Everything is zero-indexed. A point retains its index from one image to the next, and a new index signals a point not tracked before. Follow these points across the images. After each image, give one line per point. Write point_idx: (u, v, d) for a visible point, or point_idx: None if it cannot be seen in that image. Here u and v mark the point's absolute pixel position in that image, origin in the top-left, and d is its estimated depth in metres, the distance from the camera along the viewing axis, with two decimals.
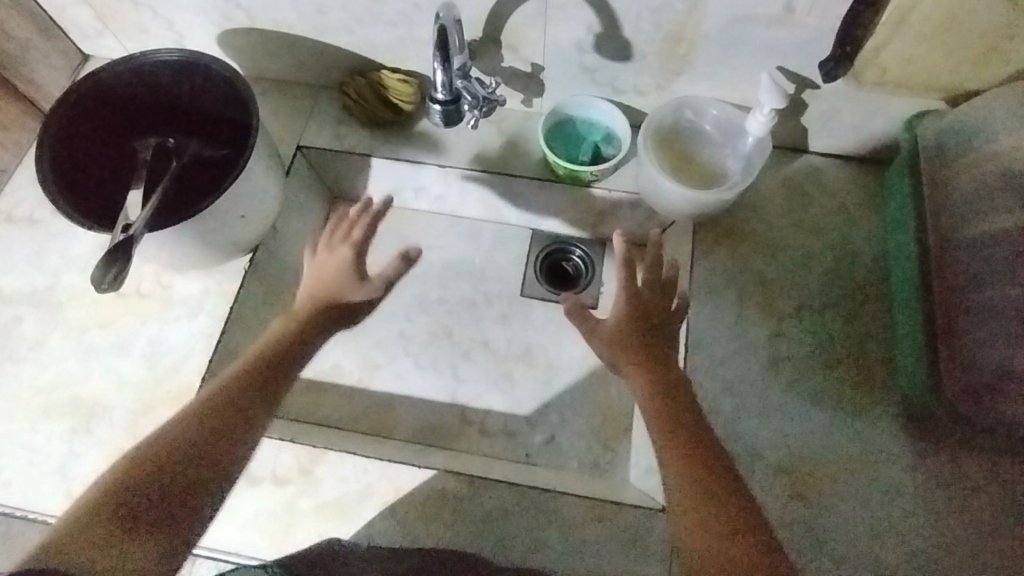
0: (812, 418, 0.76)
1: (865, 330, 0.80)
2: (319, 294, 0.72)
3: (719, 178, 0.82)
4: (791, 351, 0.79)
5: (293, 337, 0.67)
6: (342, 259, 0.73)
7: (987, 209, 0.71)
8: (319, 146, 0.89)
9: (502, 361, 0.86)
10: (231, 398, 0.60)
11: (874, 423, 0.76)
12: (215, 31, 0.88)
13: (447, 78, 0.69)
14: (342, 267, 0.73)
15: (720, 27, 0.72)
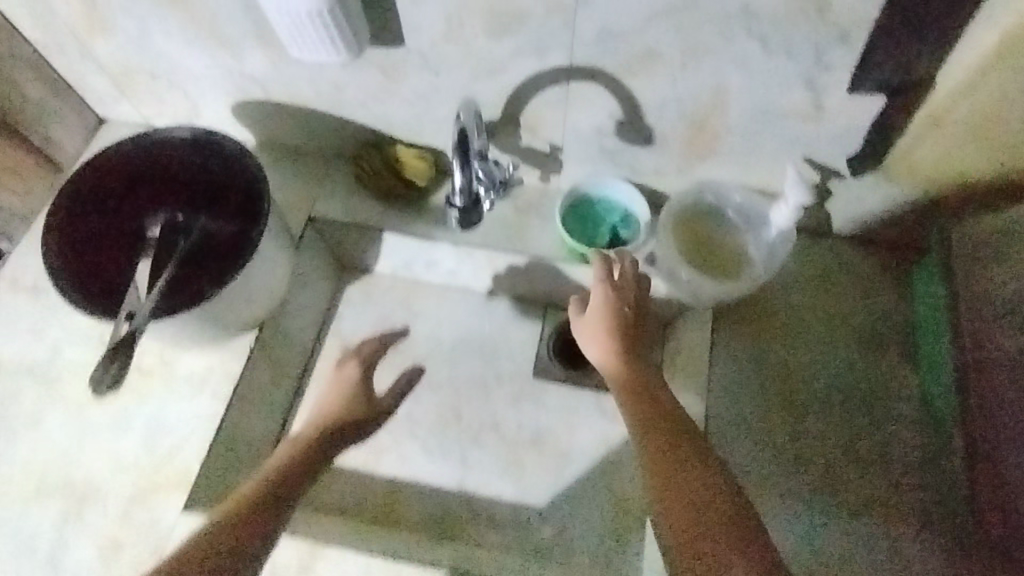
0: (836, 525, 0.72)
1: (890, 430, 0.76)
2: (333, 412, 0.66)
3: (742, 264, 0.79)
4: (813, 450, 0.76)
5: (316, 446, 0.62)
6: (353, 378, 0.69)
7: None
8: (331, 217, 0.87)
9: (512, 447, 0.82)
10: (256, 506, 0.54)
11: (902, 534, 0.71)
12: (228, 100, 0.87)
13: (465, 180, 0.68)
14: (353, 384, 0.69)
15: (744, 117, 0.70)
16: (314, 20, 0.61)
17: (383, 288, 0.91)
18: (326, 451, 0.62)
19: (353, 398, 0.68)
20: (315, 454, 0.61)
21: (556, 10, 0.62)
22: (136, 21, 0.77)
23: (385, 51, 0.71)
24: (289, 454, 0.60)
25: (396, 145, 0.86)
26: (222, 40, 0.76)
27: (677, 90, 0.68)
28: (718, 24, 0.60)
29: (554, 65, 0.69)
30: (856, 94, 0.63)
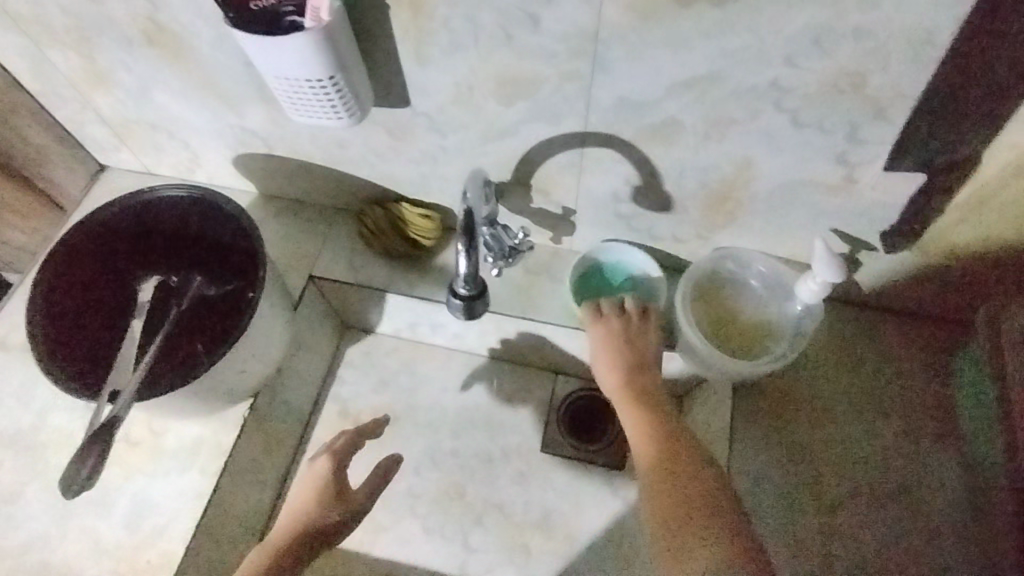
0: None
1: (933, 527, 0.68)
2: (299, 520, 0.60)
3: (766, 339, 0.73)
4: (845, 547, 0.69)
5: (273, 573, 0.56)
6: (325, 473, 0.63)
7: None
8: (333, 277, 0.83)
9: (517, 529, 0.78)
10: None
11: None
12: (229, 154, 0.84)
13: (470, 269, 0.65)
14: (325, 481, 0.63)
15: (769, 188, 0.66)
16: (315, 87, 0.58)
17: (386, 349, 0.88)
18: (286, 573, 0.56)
19: (317, 506, 0.61)
20: None
21: (571, 77, 0.59)
22: (135, 76, 0.75)
23: (391, 113, 0.68)
24: None
25: (402, 202, 0.81)
26: (223, 96, 0.73)
27: (698, 160, 0.64)
28: (745, 96, 0.56)
29: (567, 130, 0.65)
30: (892, 170, 0.59)
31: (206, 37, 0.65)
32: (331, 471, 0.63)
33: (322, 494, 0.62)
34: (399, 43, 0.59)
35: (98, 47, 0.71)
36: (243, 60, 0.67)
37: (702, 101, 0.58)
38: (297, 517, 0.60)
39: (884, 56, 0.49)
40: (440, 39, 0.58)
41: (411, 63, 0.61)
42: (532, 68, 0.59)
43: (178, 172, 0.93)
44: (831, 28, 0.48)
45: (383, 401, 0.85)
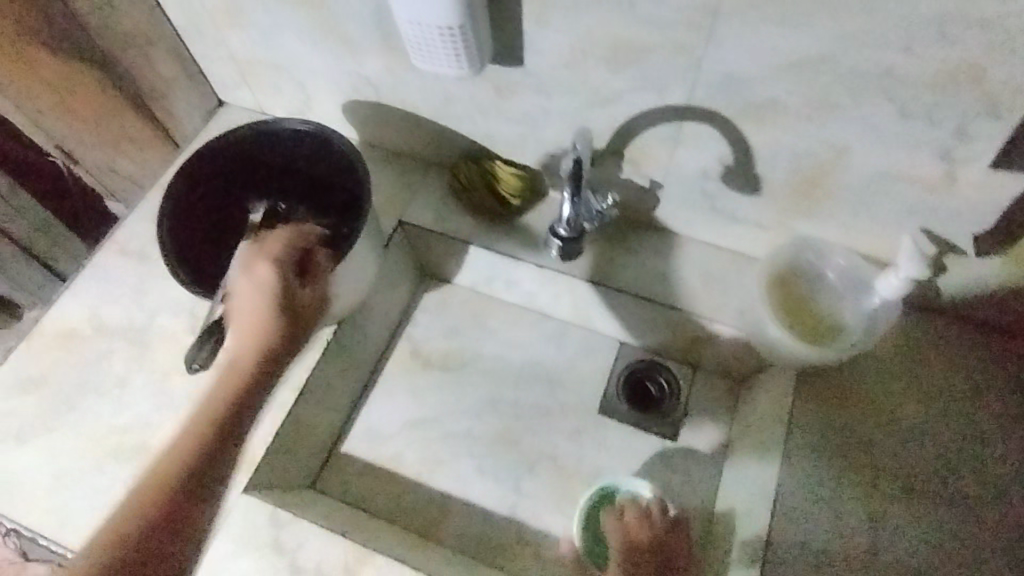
0: None
1: (989, 542, 0.66)
2: (254, 328, 0.62)
3: (838, 332, 0.74)
4: (891, 540, 0.67)
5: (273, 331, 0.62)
6: (270, 279, 0.65)
7: None
8: (422, 224, 0.88)
9: (567, 482, 0.81)
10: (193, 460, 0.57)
11: None
12: (341, 99, 0.90)
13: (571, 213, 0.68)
14: (273, 287, 0.64)
15: (862, 179, 0.66)
16: (445, 36, 0.63)
17: (461, 300, 0.93)
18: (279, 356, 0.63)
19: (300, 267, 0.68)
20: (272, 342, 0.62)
21: (683, 49, 0.61)
22: (270, 16, 0.81)
23: (502, 70, 0.72)
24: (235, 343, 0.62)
25: (496, 160, 0.85)
26: (346, 41, 0.79)
27: (794, 144, 0.66)
28: (854, 82, 0.57)
29: (670, 102, 0.68)
30: (996, 170, 0.59)
31: None
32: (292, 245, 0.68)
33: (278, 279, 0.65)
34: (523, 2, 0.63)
35: None
36: (373, 8, 0.72)
37: (809, 83, 0.60)
38: (263, 329, 0.62)
39: (1006, 50, 0.50)
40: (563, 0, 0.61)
41: (531, 22, 0.65)
42: (645, 36, 0.62)
43: (290, 113, 0.99)
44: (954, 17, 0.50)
45: (453, 347, 0.90)
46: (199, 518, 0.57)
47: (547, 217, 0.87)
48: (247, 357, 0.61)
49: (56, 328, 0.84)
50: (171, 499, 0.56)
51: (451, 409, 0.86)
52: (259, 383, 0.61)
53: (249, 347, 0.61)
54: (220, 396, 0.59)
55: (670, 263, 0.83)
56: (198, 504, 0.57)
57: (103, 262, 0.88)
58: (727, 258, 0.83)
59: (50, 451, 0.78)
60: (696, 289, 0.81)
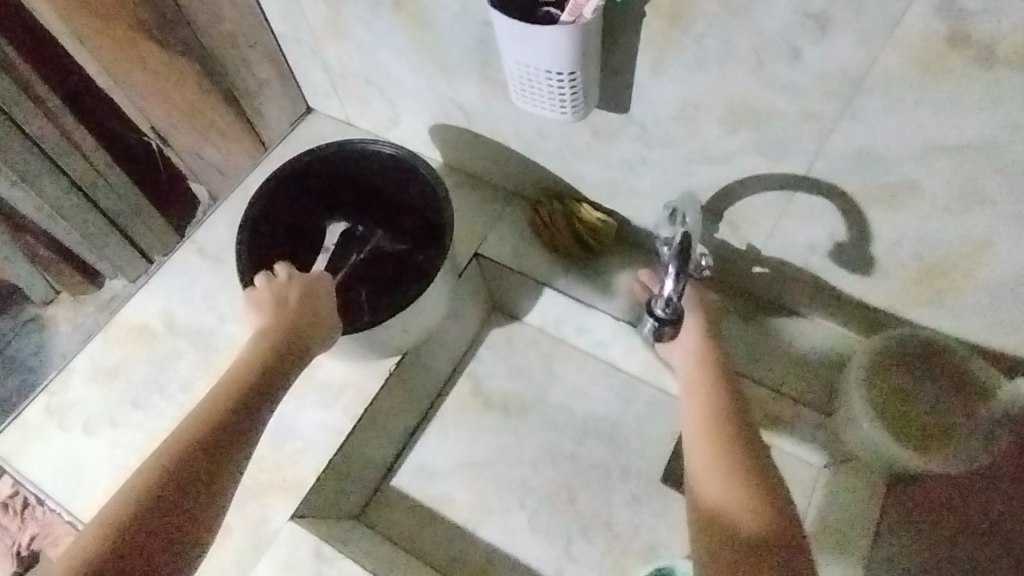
0: None
1: None
2: (264, 329, 0.63)
3: (933, 438, 0.68)
4: None
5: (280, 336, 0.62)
6: (280, 286, 0.66)
7: None
8: (497, 260, 0.85)
9: (621, 552, 0.77)
10: (208, 438, 0.53)
11: None
12: (429, 121, 0.88)
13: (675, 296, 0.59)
14: (291, 295, 0.65)
15: (998, 277, 0.59)
16: (553, 79, 0.59)
17: (527, 339, 0.89)
18: (291, 359, 0.62)
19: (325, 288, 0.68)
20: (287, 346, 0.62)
21: (812, 118, 0.56)
22: (370, 34, 0.79)
23: (605, 115, 0.68)
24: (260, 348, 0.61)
25: (583, 203, 0.81)
26: (445, 67, 0.76)
27: (924, 229, 0.59)
28: (1011, 176, 0.51)
29: (786, 170, 0.62)
30: None
31: (450, 10, 0.68)
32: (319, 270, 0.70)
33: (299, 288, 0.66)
34: (640, 51, 0.59)
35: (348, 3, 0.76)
36: (478, 38, 0.69)
37: (956, 170, 0.53)
38: (275, 329, 0.62)
39: None
40: (686, 54, 0.57)
41: (645, 72, 0.61)
42: (772, 100, 0.56)
43: (376, 128, 0.98)
44: None
45: (514, 388, 0.86)
46: (209, 501, 0.52)
47: (628, 266, 0.82)
48: (256, 356, 0.61)
49: (130, 323, 0.85)
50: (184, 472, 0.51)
51: (506, 454, 0.82)
52: (266, 382, 0.59)
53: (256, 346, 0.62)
54: (220, 402, 0.56)
55: (757, 334, 0.78)
56: (192, 493, 0.51)
57: (181, 261, 0.89)
58: (822, 334, 0.76)
59: (111, 447, 0.79)
60: None
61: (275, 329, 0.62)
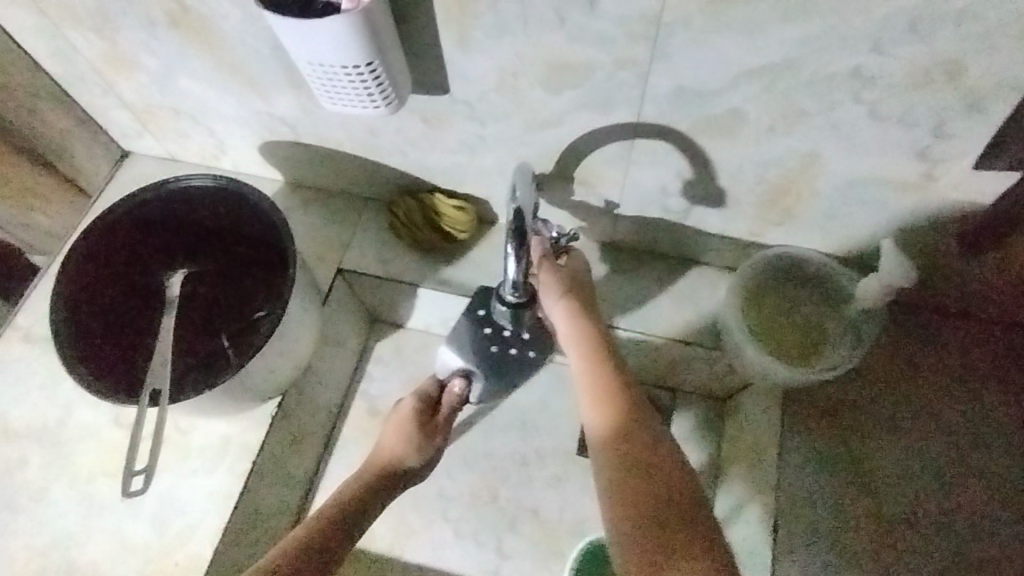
0: (861, 542, 0.65)
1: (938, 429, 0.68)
2: (414, 404, 0.70)
3: (817, 343, 0.69)
4: (873, 462, 0.68)
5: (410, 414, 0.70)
6: (424, 394, 0.71)
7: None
8: (362, 269, 0.80)
9: (553, 535, 0.75)
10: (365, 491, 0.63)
11: (935, 518, 0.65)
12: (256, 140, 0.80)
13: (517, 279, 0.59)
14: (417, 403, 0.70)
15: (836, 185, 0.61)
16: (353, 74, 0.54)
17: (416, 345, 0.86)
18: (423, 423, 0.70)
19: (426, 406, 0.71)
20: (426, 417, 0.71)
21: (627, 64, 0.54)
22: (158, 60, 0.70)
23: (429, 100, 0.64)
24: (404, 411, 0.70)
25: (435, 193, 0.77)
26: (251, 81, 0.69)
27: (759, 153, 0.60)
28: (821, 87, 0.52)
29: (618, 121, 0.61)
30: (981, 167, 0.54)
31: (232, 18, 0.61)
32: (427, 387, 0.72)
33: (421, 398, 0.71)
34: (441, 27, 0.55)
35: (119, 28, 0.67)
36: (273, 44, 0.63)
37: (770, 91, 0.53)
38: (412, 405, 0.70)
39: (985, 43, 0.45)
40: (486, 21, 0.54)
41: (453, 46, 0.57)
42: (584, 53, 0.54)
43: (202, 160, 0.88)
44: (930, 10, 0.44)
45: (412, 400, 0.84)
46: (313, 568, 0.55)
47: (498, 247, 0.80)
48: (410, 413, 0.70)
49: None
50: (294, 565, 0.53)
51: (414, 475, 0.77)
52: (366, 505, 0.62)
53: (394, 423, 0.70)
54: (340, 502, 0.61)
55: (637, 285, 0.77)
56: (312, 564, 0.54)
57: (4, 355, 0.78)
58: (698, 274, 0.77)
59: None
60: (667, 313, 0.75)
61: (416, 399, 0.71)
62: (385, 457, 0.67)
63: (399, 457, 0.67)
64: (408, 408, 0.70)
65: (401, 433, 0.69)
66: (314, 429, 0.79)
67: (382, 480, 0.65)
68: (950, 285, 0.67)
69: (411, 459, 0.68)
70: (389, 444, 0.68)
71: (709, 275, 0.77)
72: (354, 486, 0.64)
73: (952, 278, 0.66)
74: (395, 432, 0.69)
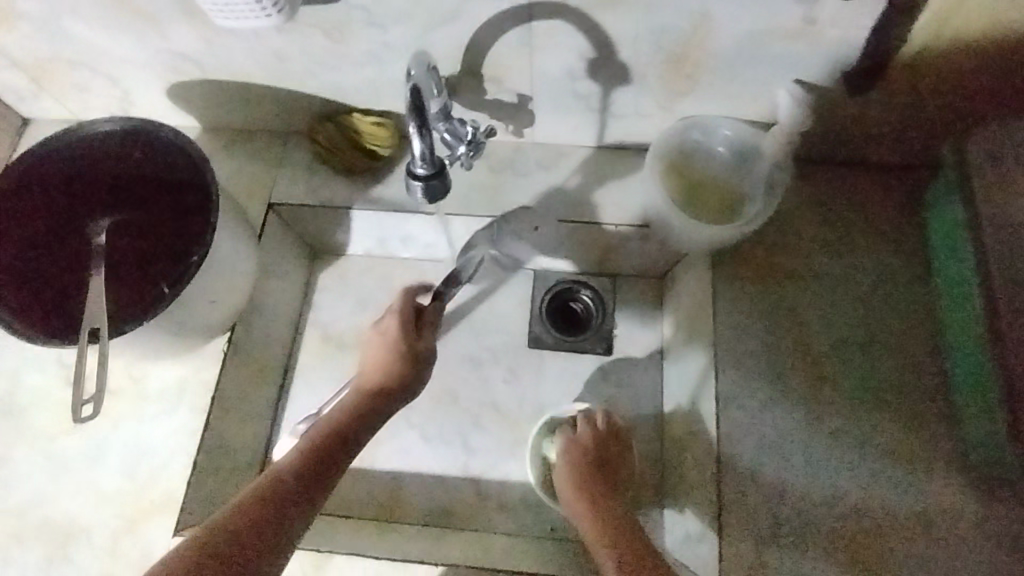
0: (790, 377, 0.69)
1: (853, 271, 0.72)
2: (391, 331, 0.68)
3: (740, 201, 0.75)
4: (798, 306, 0.72)
5: (391, 342, 0.68)
6: (395, 331, 0.68)
7: (917, 99, 0.67)
8: (292, 200, 0.80)
9: (515, 424, 0.79)
10: (325, 446, 0.59)
11: (850, 351, 0.70)
12: (160, 84, 0.78)
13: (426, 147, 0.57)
14: (395, 337, 0.68)
15: (730, 41, 0.63)
16: None
17: (360, 270, 0.88)
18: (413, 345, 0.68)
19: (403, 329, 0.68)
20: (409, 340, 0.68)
21: None
22: (38, 4, 0.68)
23: (324, 10, 0.64)
24: (388, 334, 0.68)
25: (352, 113, 0.78)
26: (140, 15, 0.68)
27: (651, 19, 0.62)
28: None
29: (513, 4, 0.61)
30: (853, 1, 0.57)
31: None
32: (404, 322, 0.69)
33: (395, 328, 0.68)
34: None
35: None
36: None
37: None
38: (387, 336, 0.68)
39: None
40: None
41: None
42: None
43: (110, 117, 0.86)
44: None
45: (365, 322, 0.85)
46: (263, 535, 0.51)
47: None
48: (391, 332, 0.68)
49: None
50: (250, 526, 0.51)
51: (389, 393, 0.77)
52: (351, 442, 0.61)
53: (376, 356, 0.68)
54: (318, 434, 0.60)
55: (566, 178, 0.79)
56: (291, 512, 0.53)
57: None
58: (619, 159, 0.80)
59: None
60: (595, 199, 0.77)
61: (389, 326, 0.68)
62: (369, 380, 0.67)
63: (376, 379, 0.66)
64: (390, 331, 0.68)
65: (379, 356, 0.68)
66: (272, 364, 0.81)
67: (371, 402, 0.64)
68: (849, 134, 0.72)
69: (399, 375, 0.67)
70: (371, 369, 0.67)
71: (631, 159, 0.79)
72: (309, 443, 0.59)
73: (860, 124, 0.70)
74: (375, 365, 0.67)
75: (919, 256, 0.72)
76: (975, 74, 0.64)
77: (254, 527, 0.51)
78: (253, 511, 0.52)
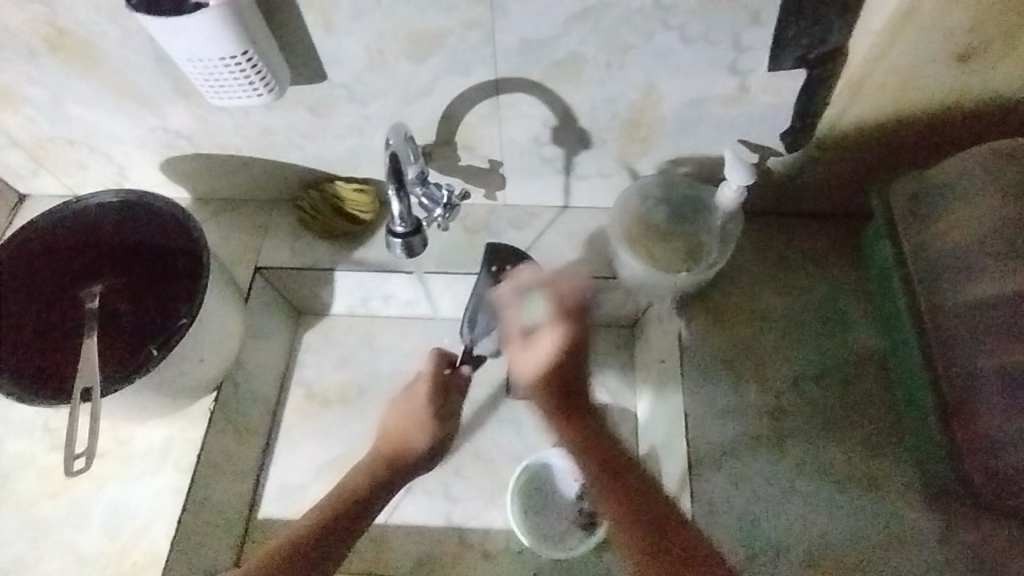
0: (753, 410, 0.73)
1: (803, 307, 0.78)
2: (423, 390, 0.76)
3: (698, 250, 0.77)
4: (756, 342, 0.77)
5: (417, 407, 0.75)
6: (426, 393, 0.76)
7: (846, 150, 0.74)
8: (277, 263, 0.84)
9: (496, 472, 0.81)
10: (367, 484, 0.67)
11: (805, 382, 0.74)
12: (154, 159, 0.84)
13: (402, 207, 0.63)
14: (423, 400, 0.75)
15: (676, 108, 0.71)
16: (230, 65, 0.60)
17: (343, 329, 0.91)
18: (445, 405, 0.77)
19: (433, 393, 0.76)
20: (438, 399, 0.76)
21: (473, 26, 0.62)
22: (43, 89, 0.74)
23: (310, 88, 0.70)
24: (417, 398, 0.76)
25: (334, 181, 0.83)
26: (139, 98, 0.74)
27: (604, 90, 0.69)
28: (635, 20, 0.61)
29: (481, 80, 0.68)
30: (778, 71, 0.65)
31: (109, 35, 0.65)
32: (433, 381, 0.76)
33: (421, 392, 0.76)
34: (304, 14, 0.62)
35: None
36: (153, 54, 0.68)
37: (597, 31, 0.63)
38: (416, 397, 0.76)
39: None
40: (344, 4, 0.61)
41: (319, 32, 0.63)
42: (435, 21, 0.62)
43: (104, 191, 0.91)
44: None
45: (348, 378, 0.88)
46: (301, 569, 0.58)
47: None
48: (422, 391, 0.76)
49: None
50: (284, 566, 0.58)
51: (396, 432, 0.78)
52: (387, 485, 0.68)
53: (406, 413, 0.75)
54: (353, 477, 0.68)
55: (537, 235, 0.84)
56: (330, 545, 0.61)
57: None
58: (586, 216, 0.86)
59: None
60: (564, 255, 0.83)
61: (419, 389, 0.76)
62: (399, 432, 0.74)
63: (404, 437, 0.73)
64: (421, 391, 0.76)
65: (405, 412, 0.75)
66: (255, 421, 0.83)
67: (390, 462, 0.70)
68: (793, 185, 0.79)
69: (420, 440, 0.73)
70: (398, 423, 0.74)
71: (597, 215, 0.85)
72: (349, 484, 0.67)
73: (799, 177, 0.78)
74: (401, 423, 0.74)
75: (863, 294, 0.78)
76: (891, 129, 0.72)
77: (304, 557, 0.59)
78: (297, 546, 0.59)
